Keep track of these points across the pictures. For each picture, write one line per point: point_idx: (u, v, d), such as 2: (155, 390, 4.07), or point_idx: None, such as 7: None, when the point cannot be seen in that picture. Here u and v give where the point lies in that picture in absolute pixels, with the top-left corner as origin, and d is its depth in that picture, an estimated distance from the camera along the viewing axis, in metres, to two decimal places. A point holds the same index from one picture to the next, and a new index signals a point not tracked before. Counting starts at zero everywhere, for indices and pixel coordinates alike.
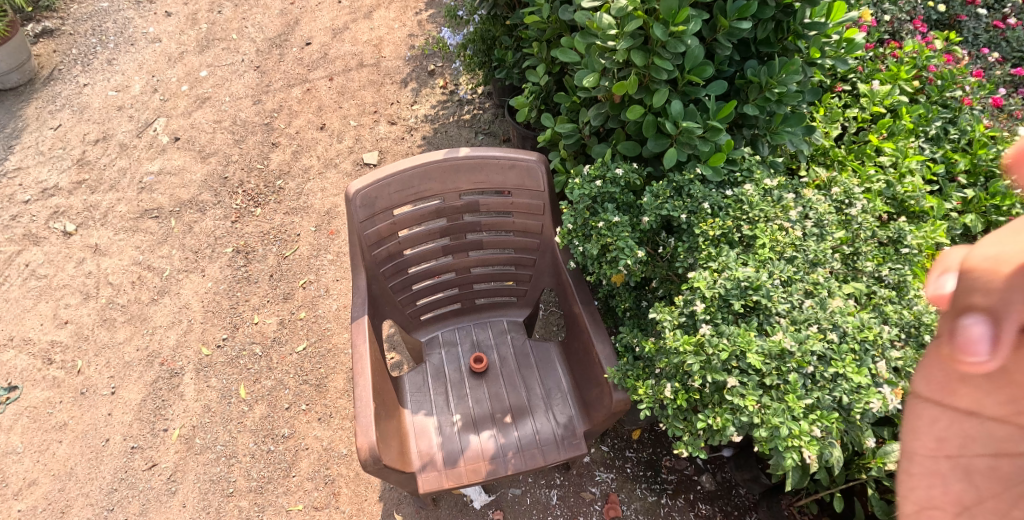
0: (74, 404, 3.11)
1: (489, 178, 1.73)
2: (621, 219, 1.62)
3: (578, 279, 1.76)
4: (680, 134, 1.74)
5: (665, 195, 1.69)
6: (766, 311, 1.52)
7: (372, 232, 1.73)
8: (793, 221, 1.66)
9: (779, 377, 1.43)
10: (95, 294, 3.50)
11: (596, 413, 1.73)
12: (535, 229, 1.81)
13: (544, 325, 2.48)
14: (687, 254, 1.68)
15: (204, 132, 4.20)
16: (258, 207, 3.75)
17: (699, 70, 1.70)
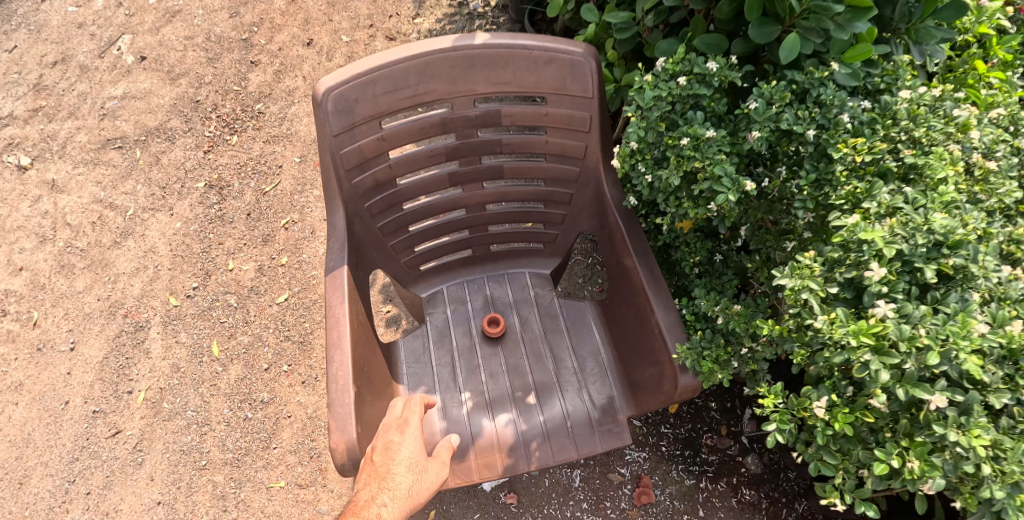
0: (29, 361, 2.71)
1: (517, 77, 1.22)
2: (718, 133, 1.18)
3: (628, 217, 1.30)
4: (803, 13, 1.24)
5: (783, 99, 1.24)
6: (962, 283, 1.13)
7: (352, 149, 1.22)
8: (970, 146, 1.22)
9: (1007, 390, 1.08)
10: (52, 237, 3.04)
11: (654, 397, 1.26)
12: (576, 151, 1.31)
13: (567, 278, 2.04)
14: (814, 191, 1.25)
15: (174, 51, 3.53)
16: (234, 134, 3.21)
17: None
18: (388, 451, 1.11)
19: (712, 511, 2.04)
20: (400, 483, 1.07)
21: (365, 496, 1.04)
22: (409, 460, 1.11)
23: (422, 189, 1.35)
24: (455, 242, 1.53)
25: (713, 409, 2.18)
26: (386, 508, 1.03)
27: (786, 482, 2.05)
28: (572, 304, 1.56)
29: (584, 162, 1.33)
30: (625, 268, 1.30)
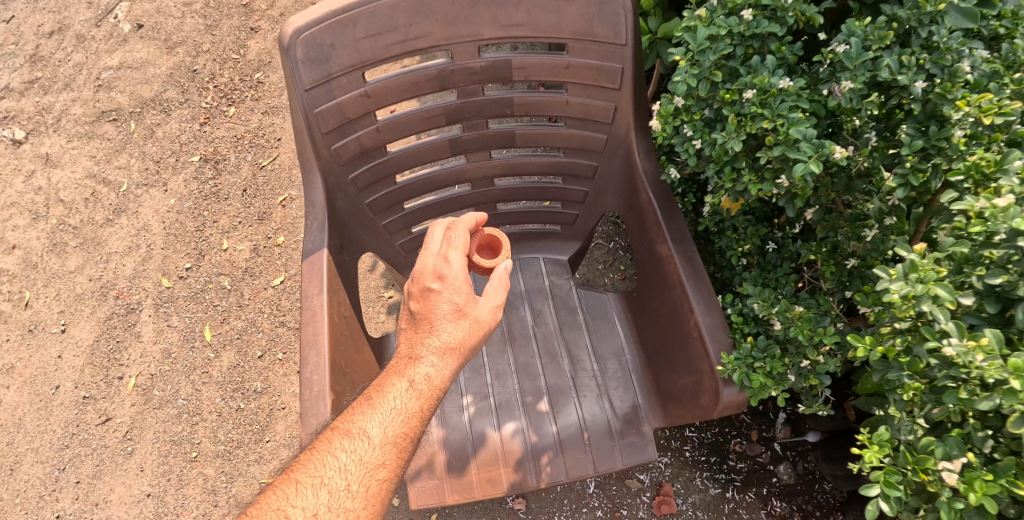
0: (22, 343, 2.70)
1: (534, 17, 1.00)
2: (795, 84, 0.87)
3: (662, 195, 1.09)
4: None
5: (885, 39, 0.84)
6: None
7: (327, 110, 1.01)
8: None
9: None
10: (44, 215, 3.07)
11: (691, 414, 1.06)
12: (605, 114, 1.09)
13: (588, 266, 1.82)
14: (919, 163, 0.84)
15: (172, 18, 3.56)
16: (231, 105, 3.20)
17: None
18: (427, 298, 0.96)
19: None
20: (441, 335, 0.94)
21: (408, 355, 0.94)
22: (452, 304, 0.96)
23: (417, 158, 1.14)
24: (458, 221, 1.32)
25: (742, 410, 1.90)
26: (431, 365, 0.92)
27: (822, 494, 1.78)
28: (592, 298, 1.37)
29: (610, 128, 1.11)
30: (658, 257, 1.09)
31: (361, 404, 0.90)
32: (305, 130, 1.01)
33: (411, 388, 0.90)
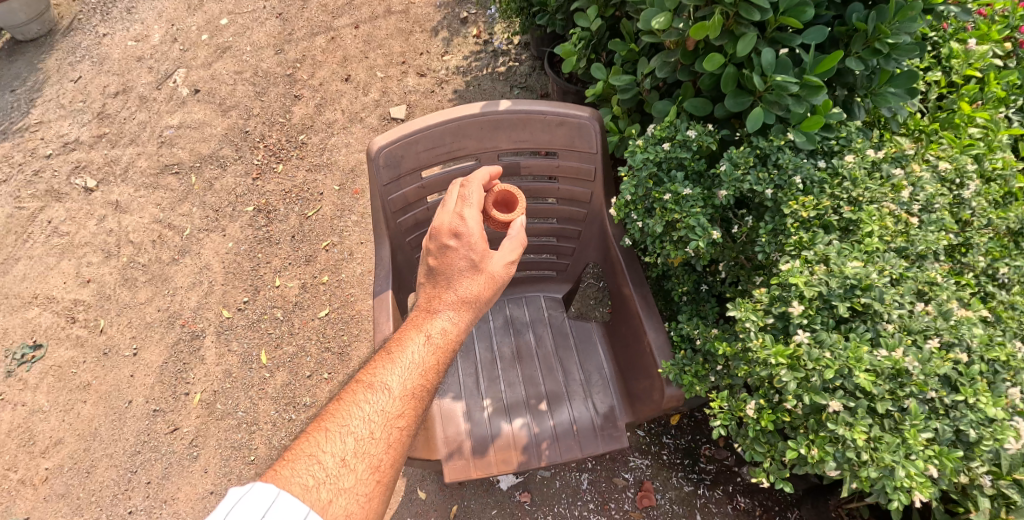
0: (96, 364, 3.17)
1: (534, 136, 1.55)
2: (693, 191, 1.34)
3: (628, 251, 1.54)
4: (768, 90, 1.34)
5: (747, 163, 1.33)
6: (874, 316, 1.21)
7: (396, 197, 1.57)
8: (904, 204, 1.29)
9: (894, 403, 1.16)
10: (116, 253, 3.57)
11: (642, 407, 1.54)
12: (583, 197, 1.62)
13: (581, 301, 2.28)
14: (770, 238, 1.33)
15: (225, 84, 4.21)
16: (280, 163, 3.80)
17: (797, 12, 1.29)
18: (446, 251, 1.33)
19: (709, 516, 2.16)
20: (457, 286, 1.32)
21: (428, 315, 1.31)
22: (467, 260, 1.33)
23: None
24: None
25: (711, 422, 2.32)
26: (448, 321, 1.30)
27: (780, 492, 2.15)
28: (580, 328, 1.88)
29: (591, 207, 1.63)
30: (620, 297, 1.57)
31: (383, 365, 1.23)
32: (381, 210, 1.55)
33: (429, 342, 1.26)
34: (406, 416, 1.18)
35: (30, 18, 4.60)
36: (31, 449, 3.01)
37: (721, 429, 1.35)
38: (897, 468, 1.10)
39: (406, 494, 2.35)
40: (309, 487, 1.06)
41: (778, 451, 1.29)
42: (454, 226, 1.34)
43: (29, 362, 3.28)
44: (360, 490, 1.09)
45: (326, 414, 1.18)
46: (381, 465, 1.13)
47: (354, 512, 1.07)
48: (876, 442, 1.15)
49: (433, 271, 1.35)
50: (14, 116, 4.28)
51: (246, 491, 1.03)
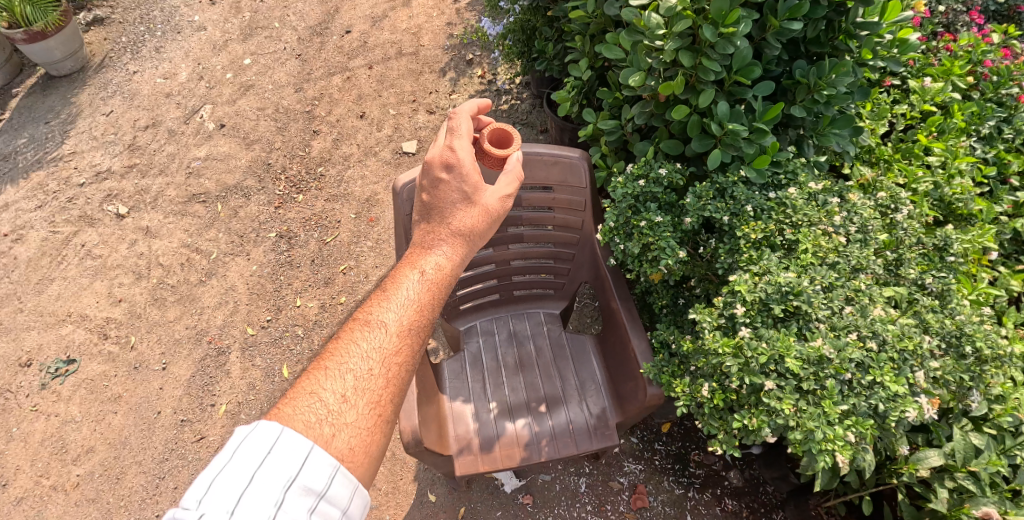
0: (127, 377, 3.41)
1: (533, 173, 1.85)
2: (664, 218, 1.61)
3: (615, 271, 1.78)
4: (724, 134, 1.64)
5: (708, 196, 1.61)
6: (805, 316, 1.45)
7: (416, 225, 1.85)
8: (838, 226, 1.55)
9: (816, 382, 1.37)
10: (146, 274, 3.82)
11: (628, 406, 1.77)
12: (576, 224, 1.92)
13: (578, 317, 2.53)
14: (727, 256, 1.58)
15: (248, 120, 4.54)
16: (299, 193, 4.09)
17: (747, 71, 1.60)
18: (441, 181, 1.53)
19: (699, 517, 2.36)
20: (452, 219, 1.52)
21: (421, 256, 1.48)
22: (461, 194, 1.53)
23: None
24: (485, 286, 2.16)
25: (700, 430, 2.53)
26: (439, 259, 1.48)
27: (765, 495, 2.36)
28: (575, 340, 2.12)
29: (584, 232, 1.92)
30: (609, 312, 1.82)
31: (380, 303, 1.38)
32: (403, 236, 1.82)
33: (421, 281, 1.43)
34: (402, 350, 1.33)
35: (66, 56, 4.91)
36: (64, 456, 3.21)
37: (683, 409, 1.53)
38: (815, 432, 1.32)
39: (418, 496, 2.56)
40: (312, 424, 1.20)
41: (730, 425, 1.47)
42: (447, 159, 1.54)
43: (62, 376, 3.49)
44: (362, 424, 1.23)
45: (327, 352, 1.32)
46: (379, 399, 1.27)
47: (356, 444, 1.21)
48: (801, 413, 1.37)
49: (428, 202, 1.55)
50: (48, 147, 4.56)
51: (253, 428, 1.17)
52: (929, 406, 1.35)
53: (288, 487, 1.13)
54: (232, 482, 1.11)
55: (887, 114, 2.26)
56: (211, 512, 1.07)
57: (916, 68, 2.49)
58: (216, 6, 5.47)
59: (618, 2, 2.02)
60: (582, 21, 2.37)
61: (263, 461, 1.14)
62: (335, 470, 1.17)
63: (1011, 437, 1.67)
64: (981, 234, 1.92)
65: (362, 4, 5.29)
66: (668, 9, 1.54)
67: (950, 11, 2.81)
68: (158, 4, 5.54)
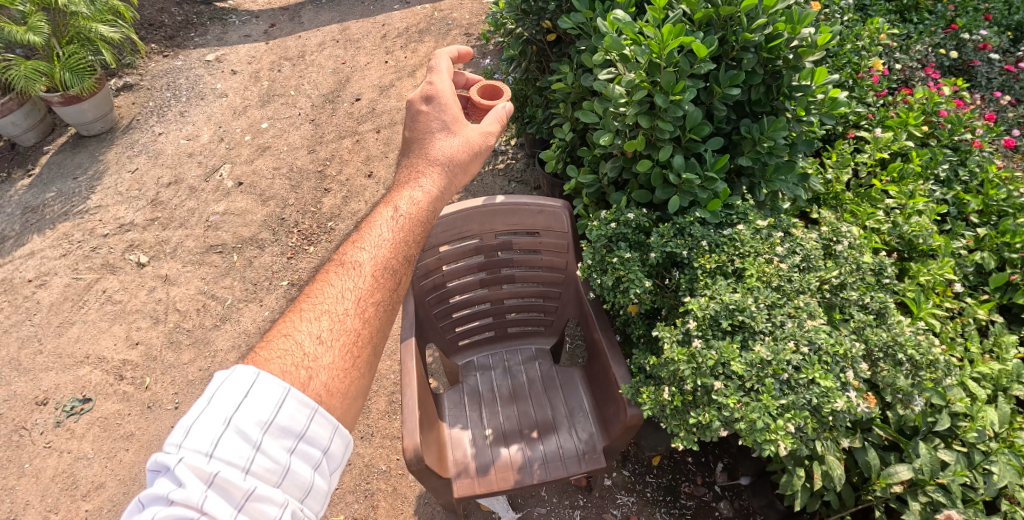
0: (141, 417, 3.57)
1: (522, 221, 2.19)
2: (632, 255, 1.91)
3: (596, 306, 2.04)
4: (682, 183, 1.99)
5: (669, 234, 1.92)
6: (750, 329, 1.74)
7: (421, 265, 2.17)
8: (780, 255, 1.87)
9: (758, 381, 1.65)
10: (163, 319, 4.04)
11: (612, 428, 1.96)
12: (561, 264, 2.24)
13: (569, 356, 2.80)
14: (687, 284, 1.88)
15: (265, 178, 4.91)
16: (311, 245, 4.40)
17: (697, 130, 1.96)
18: (425, 109, 1.90)
19: None
20: (435, 146, 1.85)
21: (399, 197, 1.72)
22: (445, 122, 1.90)
23: (463, 288, 2.32)
24: (483, 323, 2.46)
25: (689, 461, 2.68)
26: (424, 190, 1.75)
27: None
28: (564, 374, 2.36)
29: (568, 272, 2.24)
30: (593, 345, 2.06)
31: (352, 254, 1.55)
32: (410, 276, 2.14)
33: (395, 217, 1.65)
34: (372, 290, 1.50)
35: (96, 117, 5.32)
36: (73, 492, 3.31)
37: (649, 413, 1.74)
38: (759, 421, 1.58)
39: None
40: (288, 370, 1.33)
41: (688, 423, 1.69)
42: (429, 91, 1.93)
43: (76, 415, 3.63)
44: (336, 363, 1.38)
45: (303, 302, 1.48)
46: (352, 340, 1.42)
47: (332, 386, 1.36)
48: (746, 407, 1.63)
49: (412, 133, 1.89)
50: (75, 200, 4.88)
51: (230, 372, 1.29)
52: (857, 399, 1.62)
53: (266, 429, 1.26)
54: (210, 426, 1.23)
55: (849, 162, 2.56)
56: (191, 455, 1.19)
57: (876, 120, 2.81)
58: (237, 75, 6.00)
59: (593, 76, 2.44)
60: (565, 92, 2.79)
61: (239, 405, 1.26)
62: (314, 411, 1.31)
63: (979, 453, 1.82)
64: (940, 268, 2.16)
65: (370, 75, 5.82)
66: (628, 82, 1.91)
67: (907, 68, 3.20)
68: (184, 73, 6.05)
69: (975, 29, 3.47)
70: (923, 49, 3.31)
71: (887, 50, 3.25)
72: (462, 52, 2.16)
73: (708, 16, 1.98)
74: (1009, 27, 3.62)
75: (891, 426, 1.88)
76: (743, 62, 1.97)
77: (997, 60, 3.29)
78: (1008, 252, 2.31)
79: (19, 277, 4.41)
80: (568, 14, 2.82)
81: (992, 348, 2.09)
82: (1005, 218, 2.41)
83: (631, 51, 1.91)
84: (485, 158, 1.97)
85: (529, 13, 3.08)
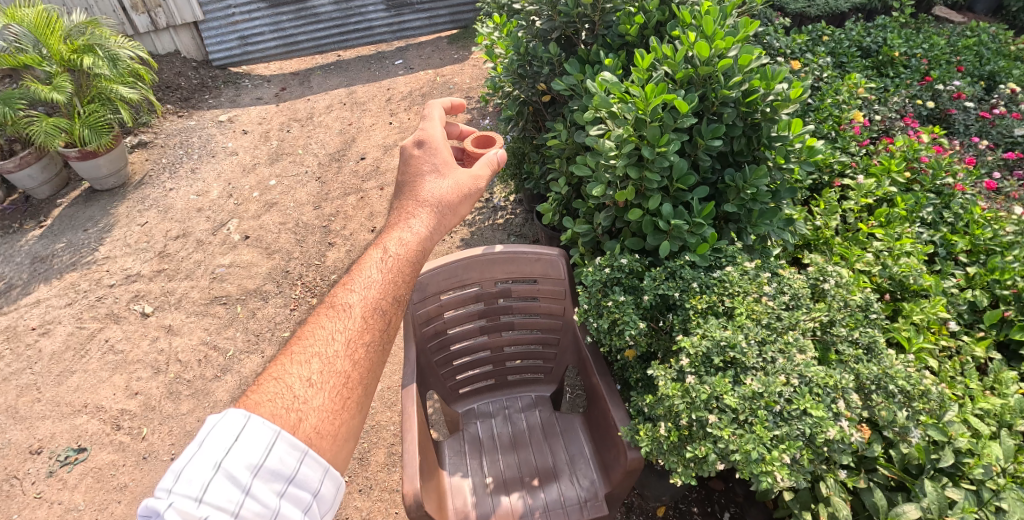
0: (135, 467, 3.53)
1: (520, 269, 2.29)
2: (626, 298, 2.01)
3: (593, 351, 2.12)
4: (672, 229, 2.11)
5: (660, 278, 2.03)
6: (741, 365, 1.81)
7: (422, 312, 2.25)
8: (768, 294, 1.96)
9: (752, 413, 1.71)
10: (164, 369, 4.06)
11: (613, 474, 1.99)
12: (558, 311, 2.32)
13: (570, 405, 2.85)
14: (681, 324, 1.97)
15: (270, 232, 5.05)
16: (314, 296, 4.48)
17: (684, 180, 2.11)
18: (418, 152, 2.06)
19: None
20: (427, 186, 1.98)
21: (390, 234, 1.82)
22: (436, 166, 2.05)
23: (463, 334, 2.39)
24: (482, 371, 2.51)
25: (694, 512, 2.63)
26: (417, 229, 1.85)
27: None
28: (564, 420, 2.39)
29: (566, 318, 2.32)
30: (592, 390, 2.10)
31: (342, 296, 1.61)
32: (412, 322, 2.21)
33: (384, 255, 1.73)
34: (362, 332, 1.55)
35: (111, 172, 5.52)
36: None
37: (647, 450, 1.77)
38: (754, 452, 1.62)
39: None
40: (278, 413, 1.38)
41: (685, 458, 1.73)
42: (421, 137, 2.10)
43: (69, 465, 3.59)
44: (326, 404, 1.43)
45: (294, 344, 1.53)
46: (342, 382, 1.47)
47: (321, 428, 1.41)
48: (741, 439, 1.67)
49: (404, 177, 2.03)
50: (84, 251, 4.99)
51: (221, 415, 1.33)
52: (849, 428, 1.67)
53: (256, 473, 1.30)
54: (200, 471, 1.26)
55: (837, 209, 2.70)
56: (181, 500, 1.23)
57: (859, 168, 2.97)
58: (247, 135, 6.27)
59: (586, 133, 2.62)
60: (560, 148, 2.96)
61: (229, 449, 1.30)
62: (304, 454, 1.36)
63: (988, 490, 1.79)
64: (932, 306, 2.22)
65: (376, 135, 6.09)
66: (617, 136, 2.06)
67: (886, 119, 3.38)
68: (197, 132, 6.33)
69: (949, 80, 3.71)
70: (900, 100, 3.51)
71: (866, 104, 3.44)
72: (456, 105, 2.35)
73: (688, 76, 2.16)
74: (982, 77, 3.85)
75: (896, 465, 1.90)
76: (723, 116, 2.14)
77: (971, 107, 3.46)
78: (999, 288, 2.36)
79: (24, 325, 4.45)
80: (561, 77, 3.04)
81: (992, 385, 2.11)
82: (993, 256, 2.48)
83: (618, 108, 2.08)
84: (476, 199, 2.09)
85: (525, 77, 3.30)
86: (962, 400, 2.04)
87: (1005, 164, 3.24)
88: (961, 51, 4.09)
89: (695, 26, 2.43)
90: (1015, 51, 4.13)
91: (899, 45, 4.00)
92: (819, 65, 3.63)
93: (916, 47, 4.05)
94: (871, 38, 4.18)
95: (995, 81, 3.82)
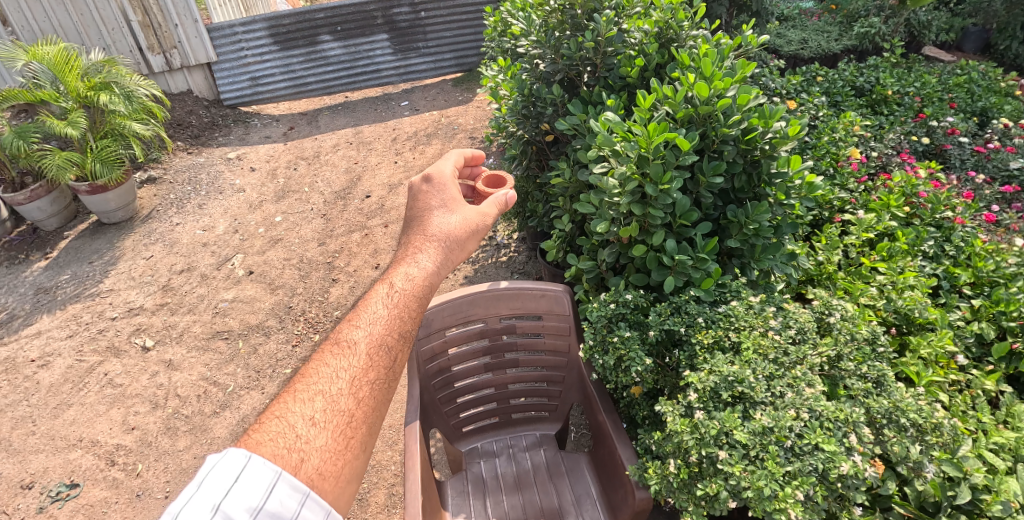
0: (128, 504, 3.44)
1: (524, 304, 2.29)
2: (631, 334, 2.01)
3: (599, 386, 2.09)
4: (676, 264, 2.12)
5: (666, 313, 2.03)
6: (750, 400, 1.79)
7: (427, 348, 2.25)
8: (773, 328, 1.96)
9: (762, 449, 1.68)
10: (162, 404, 4.00)
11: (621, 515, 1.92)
12: (563, 347, 2.31)
13: (574, 444, 2.79)
14: (688, 360, 1.95)
15: (275, 268, 5.07)
16: (316, 332, 4.45)
17: (687, 216, 2.13)
18: (428, 188, 2.10)
19: None
20: (435, 221, 2.01)
21: (397, 267, 1.84)
22: (445, 201, 2.08)
23: (468, 371, 2.38)
24: (486, 409, 2.48)
25: None
26: (424, 264, 1.86)
27: None
28: (570, 459, 2.33)
29: (570, 354, 2.31)
30: (599, 428, 2.06)
31: (348, 332, 1.61)
32: (417, 358, 2.20)
33: (390, 290, 1.74)
34: (366, 370, 1.54)
35: (119, 206, 5.59)
36: None
37: (656, 488, 1.72)
38: (766, 488, 1.59)
39: None
40: (279, 453, 1.35)
41: (696, 496, 1.68)
42: (431, 174, 2.14)
43: (61, 500, 3.50)
44: (329, 443, 1.41)
45: (297, 382, 1.52)
46: (346, 420, 1.46)
47: (324, 468, 1.39)
48: (753, 475, 1.64)
49: (413, 212, 2.06)
50: (88, 284, 5.01)
51: (222, 454, 1.30)
52: (861, 462, 1.64)
53: (255, 516, 1.25)
54: (197, 513, 1.22)
55: (838, 245, 2.71)
56: None
57: (858, 204, 3.00)
58: (255, 172, 6.37)
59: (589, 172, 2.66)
60: (563, 186, 3.00)
61: (228, 491, 1.25)
62: (305, 496, 1.32)
63: None
64: (938, 339, 2.22)
65: (381, 174, 6.18)
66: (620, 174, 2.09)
67: (883, 155, 3.41)
68: (206, 168, 6.43)
69: (943, 117, 3.78)
70: (896, 138, 3.57)
71: (862, 142, 3.50)
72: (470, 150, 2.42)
73: (689, 115, 2.22)
74: (974, 112, 3.92)
75: (911, 503, 1.83)
76: (723, 153, 2.19)
77: (966, 142, 3.51)
78: (1006, 320, 2.34)
79: (23, 356, 4.42)
80: (565, 117, 3.11)
81: (1005, 418, 2.08)
82: (995, 288, 2.48)
83: (621, 147, 2.13)
84: (483, 235, 2.10)
85: (528, 117, 3.36)
86: (976, 435, 2.00)
87: (1002, 197, 3.27)
88: (952, 89, 4.18)
89: (693, 68, 2.51)
90: (1006, 88, 4.22)
91: (892, 85, 4.10)
92: (814, 104, 3.72)
93: (908, 85, 4.14)
94: (865, 78, 4.29)
95: (987, 116, 3.90)
